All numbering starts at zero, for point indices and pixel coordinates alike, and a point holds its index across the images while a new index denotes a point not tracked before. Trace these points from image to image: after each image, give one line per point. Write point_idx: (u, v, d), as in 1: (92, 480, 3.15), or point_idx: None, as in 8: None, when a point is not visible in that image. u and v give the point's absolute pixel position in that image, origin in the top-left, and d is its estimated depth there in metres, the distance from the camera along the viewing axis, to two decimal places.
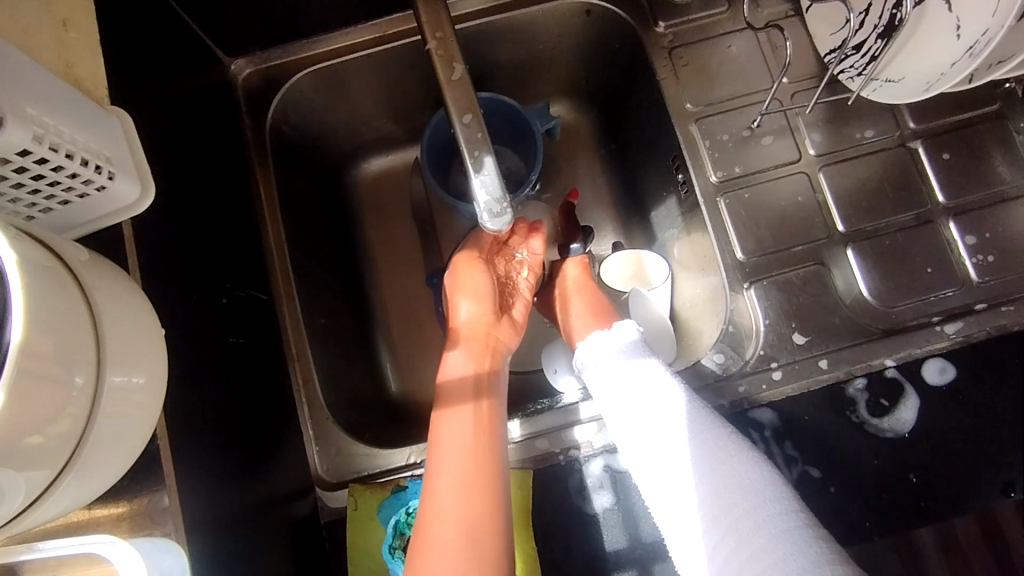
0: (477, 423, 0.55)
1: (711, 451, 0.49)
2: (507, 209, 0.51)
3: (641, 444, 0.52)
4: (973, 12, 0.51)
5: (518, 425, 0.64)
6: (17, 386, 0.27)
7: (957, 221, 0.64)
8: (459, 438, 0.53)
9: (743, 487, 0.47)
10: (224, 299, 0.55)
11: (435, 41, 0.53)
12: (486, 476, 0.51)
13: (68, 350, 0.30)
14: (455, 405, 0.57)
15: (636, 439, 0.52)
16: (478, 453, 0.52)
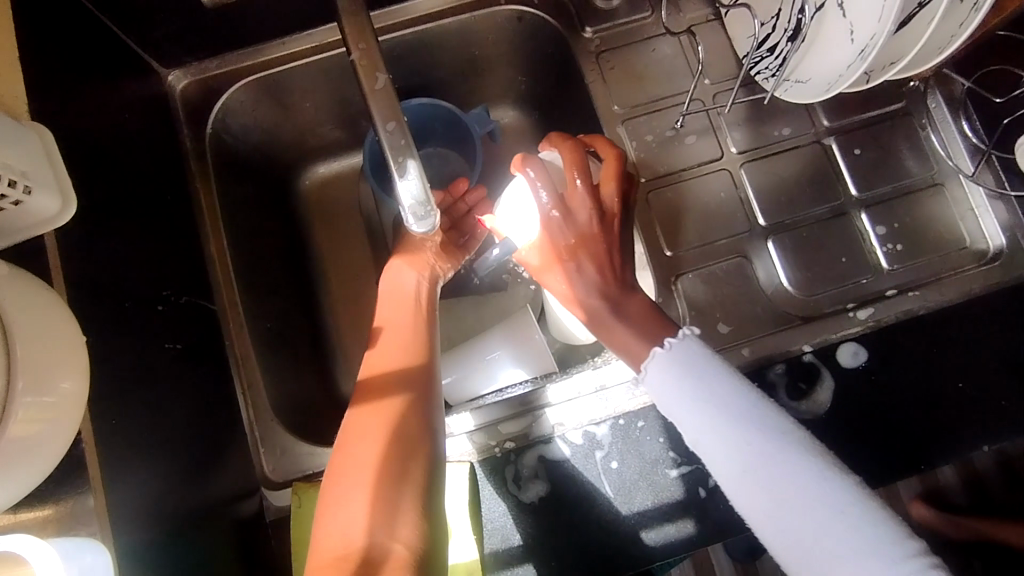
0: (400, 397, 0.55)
1: (792, 476, 0.45)
2: (431, 211, 0.53)
3: (731, 474, 0.47)
4: (863, 19, 0.54)
5: (463, 416, 0.66)
6: None
7: (869, 212, 0.68)
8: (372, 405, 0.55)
9: (829, 521, 0.44)
10: (159, 306, 0.56)
11: (359, 52, 0.55)
12: (387, 451, 0.51)
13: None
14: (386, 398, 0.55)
15: (729, 470, 0.47)
16: (384, 427, 0.53)
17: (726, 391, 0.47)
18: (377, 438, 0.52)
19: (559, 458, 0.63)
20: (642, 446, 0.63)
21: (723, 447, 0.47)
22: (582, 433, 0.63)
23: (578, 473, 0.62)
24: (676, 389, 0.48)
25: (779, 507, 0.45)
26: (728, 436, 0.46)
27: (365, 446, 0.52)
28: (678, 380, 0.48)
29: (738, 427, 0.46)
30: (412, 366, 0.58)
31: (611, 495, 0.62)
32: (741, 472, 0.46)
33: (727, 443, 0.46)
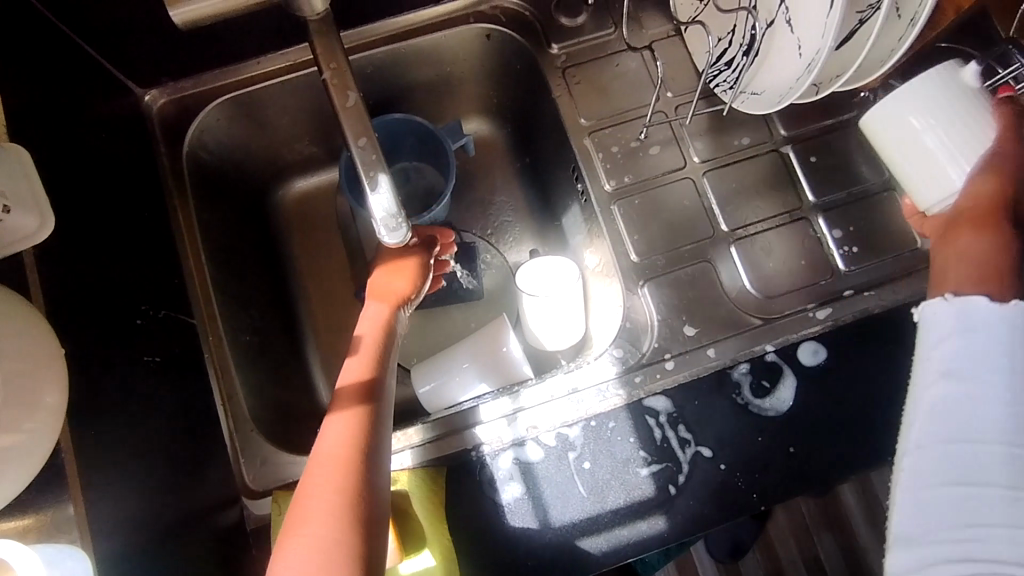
0: (359, 412, 0.54)
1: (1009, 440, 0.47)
2: (402, 223, 0.55)
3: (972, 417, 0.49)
4: (809, 34, 0.58)
5: (431, 426, 0.68)
6: None
7: (826, 217, 0.71)
8: (334, 425, 0.53)
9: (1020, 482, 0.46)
10: (138, 320, 0.57)
11: (330, 71, 0.57)
12: (347, 470, 0.50)
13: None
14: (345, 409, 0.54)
15: (936, 409, 0.51)
16: (346, 447, 0.51)
17: (988, 347, 0.50)
18: (341, 456, 0.51)
19: (533, 460, 0.65)
20: (613, 446, 0.65)
21: (984, 456, 0.48)
22: (555, 435, 0.65)
23: (552, 474, 0.64)
24: (961, 353, 0.51)
25: (955, 480, 0.48)
26: (983, 431, 0.48)
27: (328, 474, 0.50)
28: (957, 336, 0.51)
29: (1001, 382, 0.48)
30: (370, 377, 0.56)
31: (585, 494, 0.63)
32: (938, 452, 0.49)
33: (935, 430, 0.50)
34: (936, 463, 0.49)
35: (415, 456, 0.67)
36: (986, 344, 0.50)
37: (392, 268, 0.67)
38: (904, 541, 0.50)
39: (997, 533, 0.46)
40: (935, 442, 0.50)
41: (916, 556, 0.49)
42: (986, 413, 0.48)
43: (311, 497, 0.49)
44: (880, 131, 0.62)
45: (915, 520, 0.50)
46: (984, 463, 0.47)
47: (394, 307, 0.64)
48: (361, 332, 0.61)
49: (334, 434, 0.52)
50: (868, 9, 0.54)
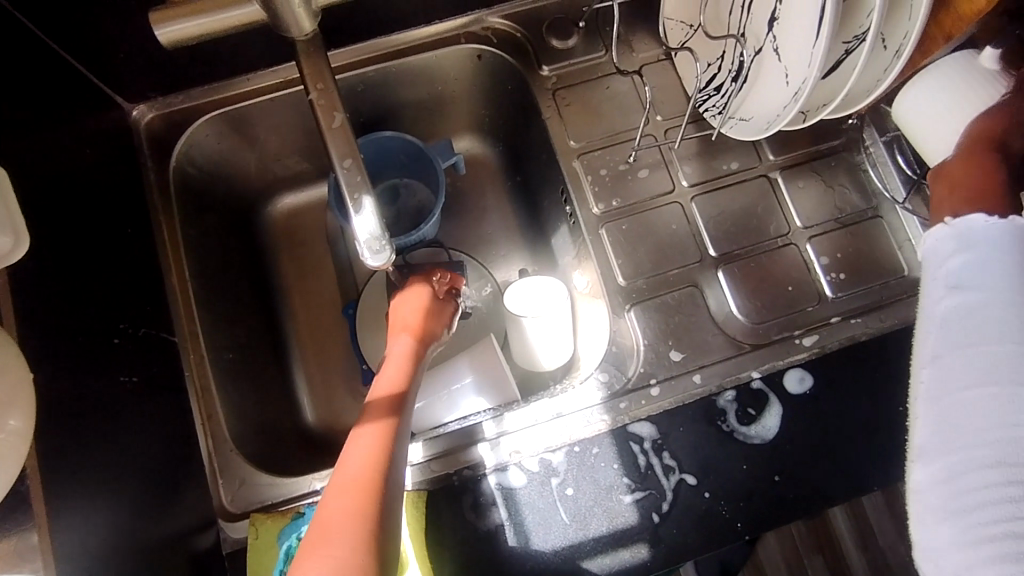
0: (384, 434, 0.53)
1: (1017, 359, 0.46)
2: (386, 245, 0.55)
3: (977, 332, 0.49)
4: (794, 63, 0.58)
5: (432, 443, 0.66)
6: None
7: (813, 243, 0.71)
8: (357, 450, 0.51)
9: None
10: (116, 339, 0.56)
11: (317, 92, 0.57)
12: (371, 490, 0.48)
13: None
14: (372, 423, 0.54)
15: (943, 327, 0.51)
16: (368, 470, 0.49)
17: (1000, 264, 0.49)
18: (367, 465, 0.50)
19: (516, 485, 0.64)
20: (597, 472, 0.64)
21: (990, 357, 0.48)
22: (538, 460, 0.65)
23: (534, 500, 0.63)
24: (966, 269, 0.51)
25: (968, 388, 0.48)
26: (993, 339, 0.48)
27: (347, 497, 0.47)
28: (960, 260, 0.51)
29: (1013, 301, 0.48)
30: (398, 398, 0.57)
31: (568, 521, 0.63)
32: (954, 360, 0.49)
33: (946, 342, 0.50)
34: (944, 381, 0.50)
35: None
36: (995, 255, 0.50)
37: (421, 304, 0.67)
38: (927, 463, 0.50)
39: (1005, 441, 0.46)
40: (945, 358, 0.50)
41: (935, 473, 0.49)
42: (986, 324, 0.48)
43: (326, 520, 0.46)
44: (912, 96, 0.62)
45: (934, 440, 0.50)
46: (989, 375, 0.47)
47: (420, 346, 0.64)
48: (389, 369, 0.61)
49: (354, 458, 0.50)
50: (853, 39, 0.55)
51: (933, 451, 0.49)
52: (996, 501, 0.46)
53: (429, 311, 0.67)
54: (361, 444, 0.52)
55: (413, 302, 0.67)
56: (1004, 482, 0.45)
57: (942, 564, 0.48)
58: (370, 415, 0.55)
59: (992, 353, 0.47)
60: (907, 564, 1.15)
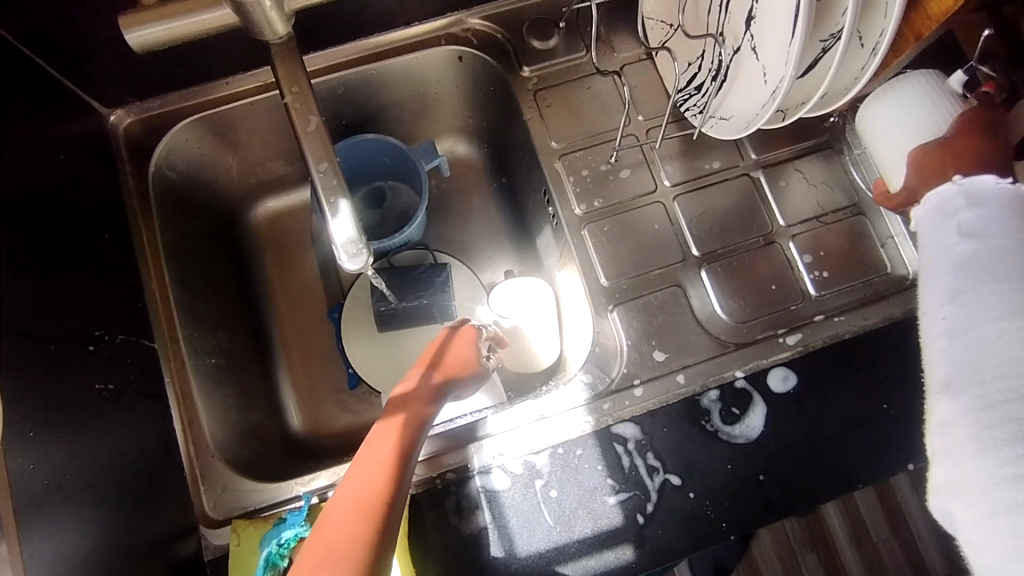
0: (391, 452, 0.48)
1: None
2: (363, 248, 0.54)
3: (993, 271, 0.49)
4: (772, 62, 0.58)
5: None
6: None
7: (796, 241, 0.71)
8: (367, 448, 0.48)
9: None
10: (91, 346, 0.55)
11: (292, 96, 0.57)
12: (378, 504, 0.41)
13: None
14: (383, 442, 0.49)
15: (949, 269, 0.51)
16: (377, 485, 0.43)
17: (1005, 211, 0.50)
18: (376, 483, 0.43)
19: (500, 488, 0.64)
20: (581, 474, 0.64)
21: (1003, 295, 0.48)
22: (522, 462, 0.64)
23: (518, 502, 0.63)
24: (975, 218, 0.51)
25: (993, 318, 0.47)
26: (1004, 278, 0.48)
27: (356, 486, 0.43)
28: (974, 198, 0.52)
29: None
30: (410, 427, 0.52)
31: (551, 523, 0.62)
32: (972, 300, 0.49)
33: (961, 279, 0.50)
34: (974, 313, 0.49)
35: None
36: (998, 204, 0.51)
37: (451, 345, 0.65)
38: (956, 394, 0.48)
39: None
40: (970, 291, 0.49)
41: (962, 404, 0.48)
42: (1009, 258, 0.49)
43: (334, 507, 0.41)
44: (880, 106, 0.65)
45: (963, 369, 0.48)
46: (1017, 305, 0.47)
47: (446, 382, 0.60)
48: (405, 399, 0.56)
49: (361, 474, 0.45)
50: (829, 38, 0.55)
51: (963, 381, 0.48)
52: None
53: (455, 350, 0.65)
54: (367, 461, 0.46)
55: (456, 347, 0.65)
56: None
57: (966, 505, 0.47)
58: (380, 437, 0.50)
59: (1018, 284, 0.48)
60: (899, 561, 1.15)
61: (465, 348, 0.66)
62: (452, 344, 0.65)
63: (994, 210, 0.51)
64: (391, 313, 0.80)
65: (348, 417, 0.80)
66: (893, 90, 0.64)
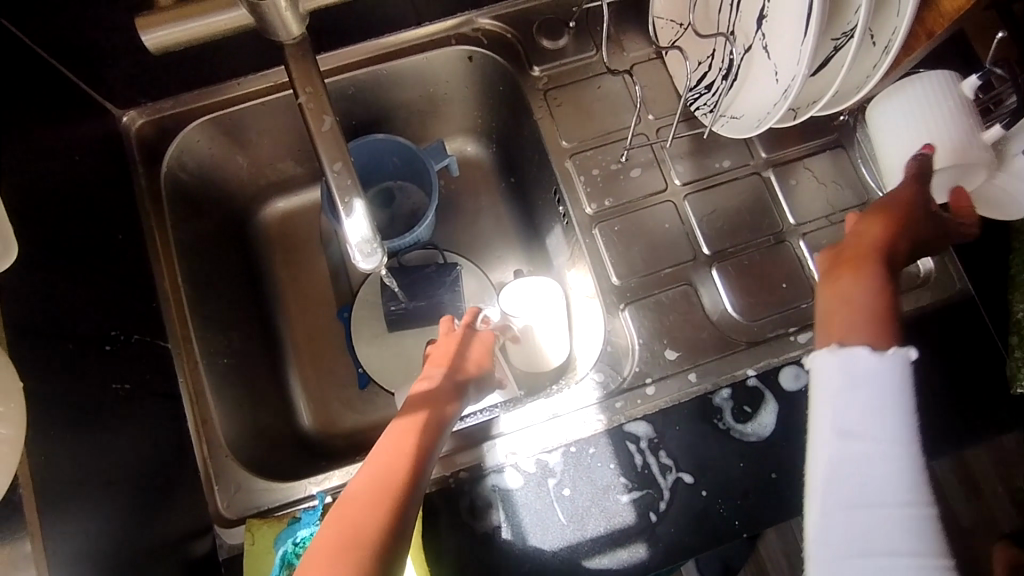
0: (407, 435, 0.51)
1: (867, 492, 0.42)
2: (377, 248, 0.55)
3: (840, 492, 0.42)
4: (784, 61, 0.58)
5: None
6: None
7: (807, 240, 0.71)
8: (377, 451, 0.49)
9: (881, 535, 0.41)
10: (107, 346, 0.56)
11: (306, 96, 0.57)
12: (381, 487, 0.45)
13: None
14: (403, 426, 0.52)
15: (816, 458, 0.44)
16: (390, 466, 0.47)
17: (893, 389, 0.43)
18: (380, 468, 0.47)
19: (513, 487, 0.64)
20: (594, 472, 0.64)
21: (867, 514, 0.41)
22: (535, 461, 0.64)
23: (532, 501, 0.63)
24: (849, 411, 0.43)
25: (853, 502, 0.42)
26: (870, 485, 0.42)
27: (367, 475, 0.46)
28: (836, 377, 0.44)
29: (847, 467, 0.42)
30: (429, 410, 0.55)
31: (565, 522, 0.62)
32: (843, 514, 0.42)
33: (835, 492, 0.42)
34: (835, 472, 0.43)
35: None
36: (875, 381, 0.43)
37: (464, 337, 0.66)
38: (827, 569, 0.41)
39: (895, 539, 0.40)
40: (854, 440, 0.42)
41: None
42: (866, 419, 0.42)
43: (333, 521, 0.43)
44: (884, 109, 0.65)
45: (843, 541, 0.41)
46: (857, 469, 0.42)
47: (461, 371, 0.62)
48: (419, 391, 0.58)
49: (379, 456, 0.48)
50: (841, 36, 0.55)
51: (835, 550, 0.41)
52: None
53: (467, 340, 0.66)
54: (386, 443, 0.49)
55: (471, 341, 0.66)
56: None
57: None
58: (400, 421, 0.52)
59: (874, 448, 0.42)
60: None
61: (484, 350, 0.67)
62: (464, 337, 0.66)
63: (859, 394, 0.43)
64: (401, 313, 0.80)
65: (359, 417, 0.80)
66: (895, 94, 0.64)
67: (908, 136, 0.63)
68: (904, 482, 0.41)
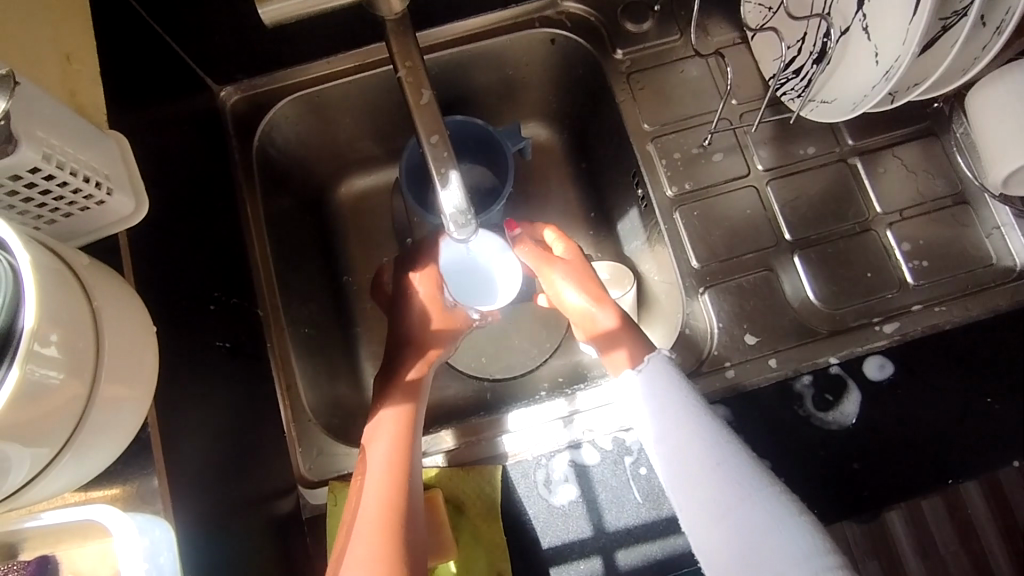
0: (403, 421, 0.62)
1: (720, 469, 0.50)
2: (471, 219, 0.56)
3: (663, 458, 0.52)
4: (888, 41, 0.57)
5: (462, 431, 0.69)
6: (55, 365, 0.33)
7: (894, 229, 0.70)
8: (388, 432, 0.60)
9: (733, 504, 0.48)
10: (211, 306, 0.58)
11: (405, 70, 0.58)
12: (394, 493, 0.56)
13: (60, 352, 0.33)
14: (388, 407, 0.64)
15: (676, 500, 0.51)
16: (391, 469, 0.57)
17: (678, 410, 0.53)
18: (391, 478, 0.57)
19: (590, 463, 0.64)
20: None
21: (697, 491, 0.50)
22: (612, 439, 0.65)
23: (607, 478, 0.64)
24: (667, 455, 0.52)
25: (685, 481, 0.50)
26: (682, 463, 0.51)
27: (375, 474, 0.57)
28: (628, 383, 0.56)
29: (680, 448, 0.51)
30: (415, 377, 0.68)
31: (640, 501, 0.63)
32: (686, 491, 0.50)
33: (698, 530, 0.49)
34: (677, 469, 0.51)
35: (456, 458, 0.67)
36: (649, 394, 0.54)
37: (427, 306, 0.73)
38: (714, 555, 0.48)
39: (759, 515, 0.47)
40: (667, 445, 0.52)
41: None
42: (679, 418, 0.53)
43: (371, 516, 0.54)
44: (983, 96, 0.64)
45: (694, 507, 0.49)
46: (688, 457, 0.51)
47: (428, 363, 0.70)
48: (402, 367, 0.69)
49: (380, 449, 0.59)
50: (953, 15, 0.54)
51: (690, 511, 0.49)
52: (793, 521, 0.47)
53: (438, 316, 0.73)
54: (378, 437, 0.60)
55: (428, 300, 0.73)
56: (770, 514, 0.47)
57: None
58: (388, 408, 0.63)
59: (697, 452, 0.51)
60: None
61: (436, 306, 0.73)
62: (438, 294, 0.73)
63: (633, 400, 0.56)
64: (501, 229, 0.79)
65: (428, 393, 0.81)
66: (991, 83, 0.63)
67: (1006, 125, 0.62)
68: (723, 475, 0.49)
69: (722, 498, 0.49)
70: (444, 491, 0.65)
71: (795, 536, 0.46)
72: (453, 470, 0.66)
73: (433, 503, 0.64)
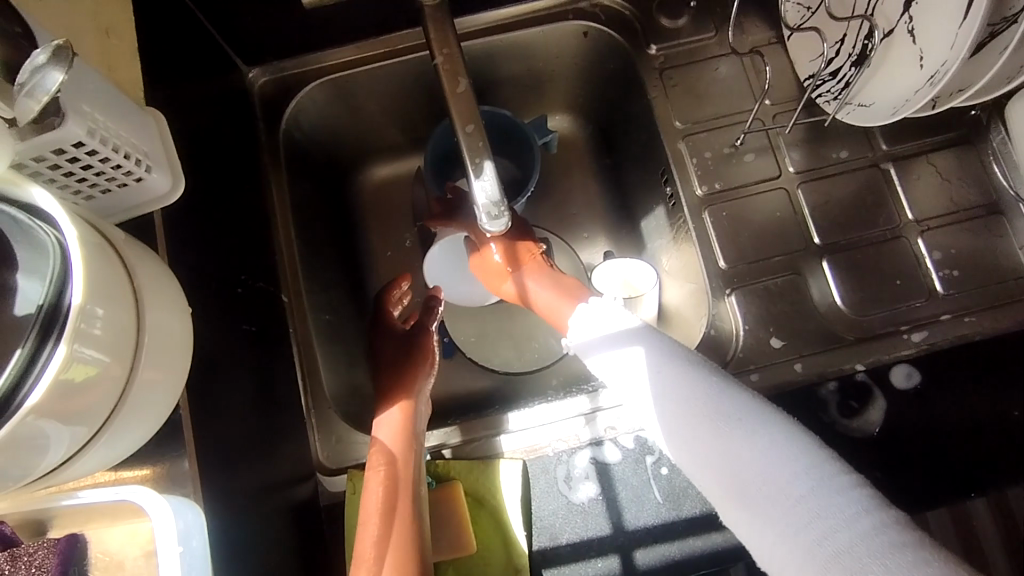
0: (404, 420, 0.64)
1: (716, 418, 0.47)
2: (503, 211, 0.56)
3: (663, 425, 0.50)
4: (935, 46, 0.56)
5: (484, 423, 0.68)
6: (99, 344, 0.32)
7: (926, 237, 0.69)
8: (387, 439, 0.62)
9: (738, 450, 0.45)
10: (238, 289, 0.58)
11: (442, 57, 0.57)
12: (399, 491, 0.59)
13: (104, 330, 0.33)
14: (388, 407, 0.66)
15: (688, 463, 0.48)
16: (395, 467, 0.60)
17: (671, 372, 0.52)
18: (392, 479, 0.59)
19: (611, 461, 0.64)
20: None
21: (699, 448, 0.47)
22: (634, 438, 0.64)
23: (628, 476, 0.63)
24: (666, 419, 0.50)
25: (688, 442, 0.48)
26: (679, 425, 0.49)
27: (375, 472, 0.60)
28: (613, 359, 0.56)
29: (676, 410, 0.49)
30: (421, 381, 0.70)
31: (661, 501, 0.62)
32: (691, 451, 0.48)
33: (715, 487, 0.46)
34: (678, 436, 0.49)
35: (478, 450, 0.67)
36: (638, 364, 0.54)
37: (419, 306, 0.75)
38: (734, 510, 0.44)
39: (766, 462, 0.43)
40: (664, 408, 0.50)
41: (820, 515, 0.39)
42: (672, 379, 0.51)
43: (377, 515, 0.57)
44: None
45: (704, 464, 0.47)
46: (684, 414, 0.49)
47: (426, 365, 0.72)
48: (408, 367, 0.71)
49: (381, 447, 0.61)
50: (1003, 21, 0.53)
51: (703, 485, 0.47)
52: (814, 472, 0.42)
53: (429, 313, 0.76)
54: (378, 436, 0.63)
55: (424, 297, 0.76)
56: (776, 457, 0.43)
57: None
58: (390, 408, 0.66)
59: (690, 409, 0.49)
60: None
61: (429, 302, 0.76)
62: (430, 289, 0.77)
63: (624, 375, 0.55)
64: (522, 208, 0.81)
65: (446, 384, 0.81)
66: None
67: None
68: (724, 424, 0.47)
69: (725, 447, 0.46)
70: (464, 484, 0.65)
71: (804, 470, 0.42)
72: (473, 462, 0.66)
73: (452, 495, 0.64)
